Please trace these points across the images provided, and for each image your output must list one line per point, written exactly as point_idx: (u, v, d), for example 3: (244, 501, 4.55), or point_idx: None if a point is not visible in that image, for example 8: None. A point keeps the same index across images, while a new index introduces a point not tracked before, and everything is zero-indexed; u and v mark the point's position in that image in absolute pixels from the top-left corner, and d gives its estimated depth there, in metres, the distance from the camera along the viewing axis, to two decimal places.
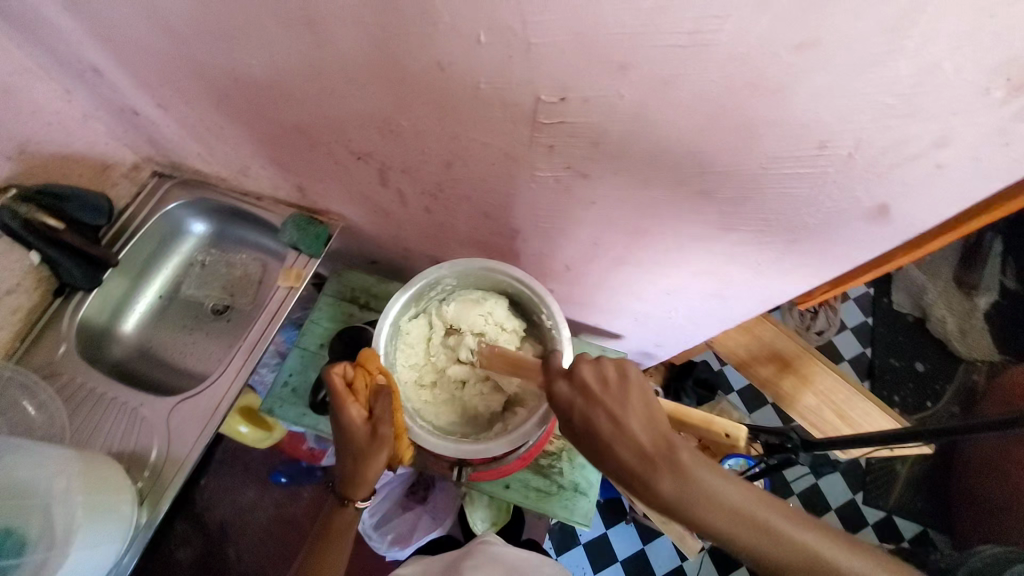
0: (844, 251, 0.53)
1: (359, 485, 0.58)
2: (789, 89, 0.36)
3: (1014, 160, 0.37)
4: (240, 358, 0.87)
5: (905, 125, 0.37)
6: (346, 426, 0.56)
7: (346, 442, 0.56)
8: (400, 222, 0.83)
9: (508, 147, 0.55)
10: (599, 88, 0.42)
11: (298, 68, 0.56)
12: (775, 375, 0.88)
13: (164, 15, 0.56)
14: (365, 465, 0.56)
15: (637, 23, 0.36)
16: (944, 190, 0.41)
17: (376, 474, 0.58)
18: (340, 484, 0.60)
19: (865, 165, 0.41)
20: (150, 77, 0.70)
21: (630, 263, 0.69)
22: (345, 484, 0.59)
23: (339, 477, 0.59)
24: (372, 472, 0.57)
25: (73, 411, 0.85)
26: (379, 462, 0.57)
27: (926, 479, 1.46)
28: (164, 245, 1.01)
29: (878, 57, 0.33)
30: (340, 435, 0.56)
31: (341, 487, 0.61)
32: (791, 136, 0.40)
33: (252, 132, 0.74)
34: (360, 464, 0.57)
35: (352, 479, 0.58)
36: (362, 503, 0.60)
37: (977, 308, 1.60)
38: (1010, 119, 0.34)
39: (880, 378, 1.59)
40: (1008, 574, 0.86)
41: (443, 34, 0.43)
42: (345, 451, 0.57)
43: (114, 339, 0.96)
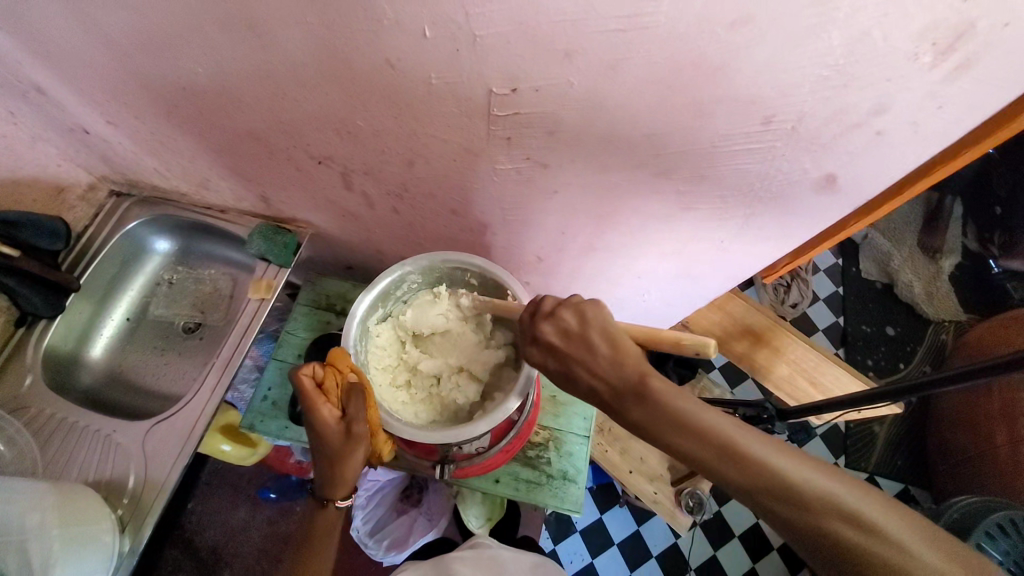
0: (801, 221, 0.54)
1: (338, 484, 0.59)
2: (731, 66, 0.37)
3: (947, 122, 0.38)
4: (214, 374, 0.86)
5: (843, 95, 0.38)
6: (319, 427, 0.55)
7: (321, 443, 0.56)
8: (369, 225, 0.83)
9: (467, 142, 0.55)
10: (548, 77, 0.43)
11: (247, 74, 0.55)
12: (750, 348, 0.90)
13: (103, 27, 0.55)
14: (341, 464, 0.57)
15: (577, 9, 0.36)
16: (886, 156, 0.42)
17: (353, 473, 0.58)
18: (319, 485, 0.60)
19: (810, 137, 0.42)
20: (95, 93, 0.68)
21: (599, 249, 0.70)
22: (324, 484, 0.60)
23: (317, 478, 0.60)
24: (349, 471, 0.58)
25: (43, 443, 0.82)
26: (356, 460, 0.58)
27: (903, 438, 1.52)
28: (127, 266, 0.98)
29: (811, 29, 0.33)
30: (314, 437, 0.56)
31: (320, 488, 0.61)
32: (738, 113, 0.41)
33: (208, 144, 0.72)
34: (337, 464, 0.57)
35: (331, 479, 0.59)
36: (342, 503, 0.61)
37: (942, 270, 1.65)
38: (939, 82, 0.35)
39: (854, 345, 1.64)
40: (984, 521, 0.92)
41: (389, 31, 0.43)
42: (320, 453, 0.57)
43: (82, 366, 0.93)
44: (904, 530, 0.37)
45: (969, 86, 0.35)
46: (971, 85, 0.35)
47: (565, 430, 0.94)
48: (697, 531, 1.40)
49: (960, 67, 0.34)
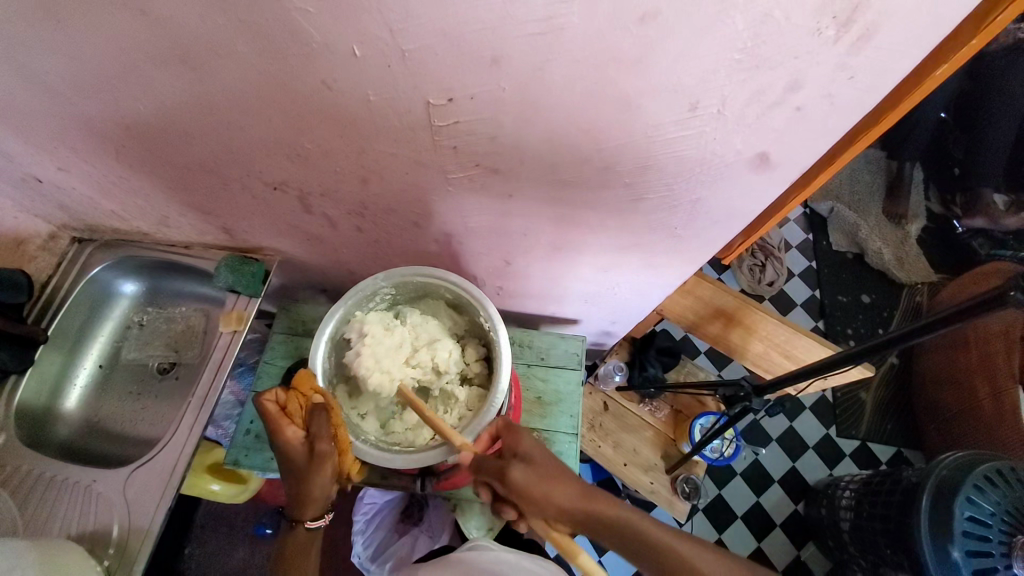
0: (747, 201, 0.56)
1: (308, 504, 0.60)
2: (650, 58, 0.38)
3: (860, 91, 0.40)
4: (192, 412, 0.85)
5: (757, 76, 0.39)
6: (285, 449, 0.56)
7: (288, 464, 0.57)
8: (335, 246, 0.83)
9: (415, 154, 0.55)
10: (480, 84, 0.44)
11: (191, 109, 0.55)
12: (723, 330, 0.94)
13: (39, 74, 0.54)
14: (308, 483, 0.58)
15: (493, 16, 0.37)
16: (811, 130, 0.44)
17: (322, 490, 0.59)
18: (288, 507, 0.61)
19: (736, 119, 0.44)
20: (43, 141, 0.67)
21: (562, 247, 0.71)
22: (294, 506, 0.61)
23: (288, 497, 0.61)
24: (317, 490, 0.59)
25: (22, 501, 0.80)
26: (323, 478, 0.58)
27: (890, 403, 1.55)
28: (95, 312, 0.96)
29: (717, 16, 0.35)
30: (281, 458, 0.57)
31: (291, 509, 0.61)
32: (665, 103, 0.43)
33: (163, 181, 0.72)
34: (304, 483, 0.58)
35: (300, 499, 0.60)
36: (311, 523, 0.61)
37: (909, 235, 1.69)
38: (844, 54, 0.37)
39: (832, 317, 1.67)
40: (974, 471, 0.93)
41: (320, 53, 0.44)
42: (289, 471, 0.58)
43: (57, 418, 0.91)
44: None
45: (874, 54, 0.37)
46: (875, 53, 0.37)
47: (553, 430, 0.94)
48: (699, 517, 1.40)
49: (862, 36, 0.36)
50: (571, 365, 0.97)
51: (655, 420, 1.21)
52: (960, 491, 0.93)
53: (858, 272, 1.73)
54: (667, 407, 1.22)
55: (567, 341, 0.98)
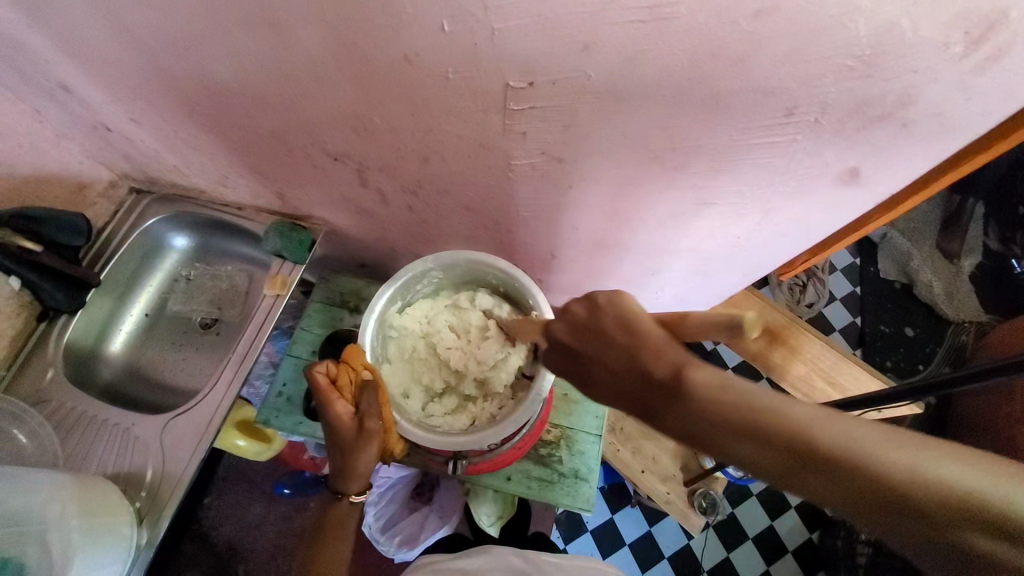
0: (820, 217, 0.53)
1: (352, 480, 0.59)
2: (754, 57, 0.37)
3: (975, 113, 0.37)
4: (230, 370, 0.87)
5: (867, 86, 0.37)
6: (335, 424, 0.56)
7: (336, 438, 0.57)
8: (383, 222, 0.83)
9: (483, 138, 0.55)
10: (566, 70, 0.43)
11: (267, 71, 0.55)
12: (766, 348, 0.86)
13: (126, 24, 0.55)
14: (353, 459, 0.57)
15: (596, 1, 0.36)
16: (911, 148, 0.42)
17: (366, 468, 0.58)
18: (332, 480, 0.61)
19: (832, 130, 0.42)
20: (120, 91, 0.69)
21: (613, 246, 0.70)
22: (340, 482, 0.61)
23: (332, 473, 0.60)
24: (362, 467, 0.58)
25: (66, 435, 0.83)
26: (369, 455, 0.57)
27: None
28: (146, 262, 0.99)
29: (835, 19, 0.33)
30: (328, 432, 0.57)
31: (334, 483, 0.62)
32: (758, 107, 0.41)
33: (227, 141, 0.73)
34: (350, 460, 0.57)
35: (345, 474, 0.59)
36: (356, 498, 0.61)
37: (962, 271, 1.61)
38: (968, 73, 0.34)
39: (871, 346, 1.61)
40: None
41: (408, 26, 0.43)
42: (335, 445, 0.58)
43: (103, 360, 0.95)
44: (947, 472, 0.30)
45: (1000, 76, 0.34)
46: (1004, 74, 0.34)
47: (577, 428, 0.94)
48: (709, 532, 1.38)
49: (991, 55, 0.33)
50: None
51: None
52: None
53: (904, 303, 1.66)
54: None
55: None
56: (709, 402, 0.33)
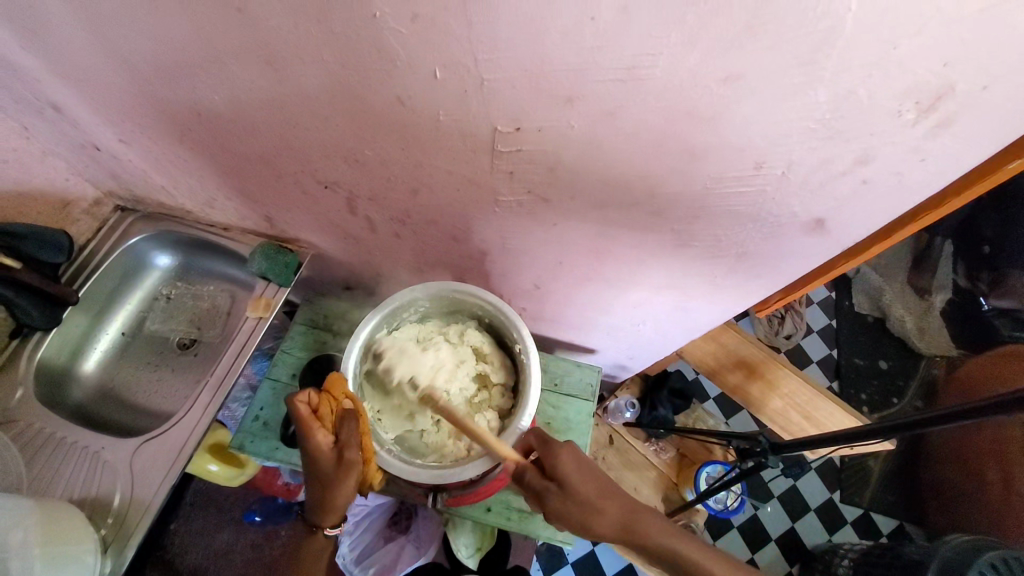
0: (790, 261, 0.56)
1: (329, 509, 0.60)
2: (725, 115, 0.39)
3: (930, 174, 0.40)
4: (207, 394, 0.85)
5: (830, 146, 0.40)
6: (314, 454, 0.56)
7: (315, 469, 0.57)
8: (370, 248, 0.84)
9: (471, 174, 0.57)
10: (551, 118, 0.45)
11: (262, 103, 0.57)
12: (743, 381, 0.92)
13: (125, 52, 0.57)
14: (333, 490, 0.57)
15: (578, 60, 0.38)
16: (872, 203, 0.44)
17: (343, 498, 0.59)
18: (308, 508, 0.62)
19: (799, 183, 0.44)
20: (112, 114, 0.70)
21: (595, 280, 0.72)
22: (315, 509, 0.61)
23: (310, 501, 0.61)
24: (339, 497, 0.59)
25: (29, 458, 0.80)
26: (347, 486, 0.58)
27: (897, 475, 1.51)
28: (126, 280, 0.98)
29: (799, 86, 0.35)
30: (308, 463, 0.56)
31: (310, 510, 0.62)
32: (729, 159, 0.43)
33: (217, 165, 0.74)
34: (327, 488, 0.58)
35: (323, 503, 0.60)
36: (331, 529, 0.62)
37: (932, 307, 1.66)
38: (922, 137, 0.37)
39: (847, 378, 1.65)
40: None
41: (401, 71, 0.45)
42: (314, 476, 0.58)
43: (75, 380, 0.92)
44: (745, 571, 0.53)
45: (951, 141, 0.37)
46: (952, 140, 0.37)
47: None
48: None
49: (941, 123, 0.36)
50: (584, 395, 0.95)
51: (659, 462, 1.19)
52: None
53: (877, 336, 1.72)
54: (673, 449, 1.20)
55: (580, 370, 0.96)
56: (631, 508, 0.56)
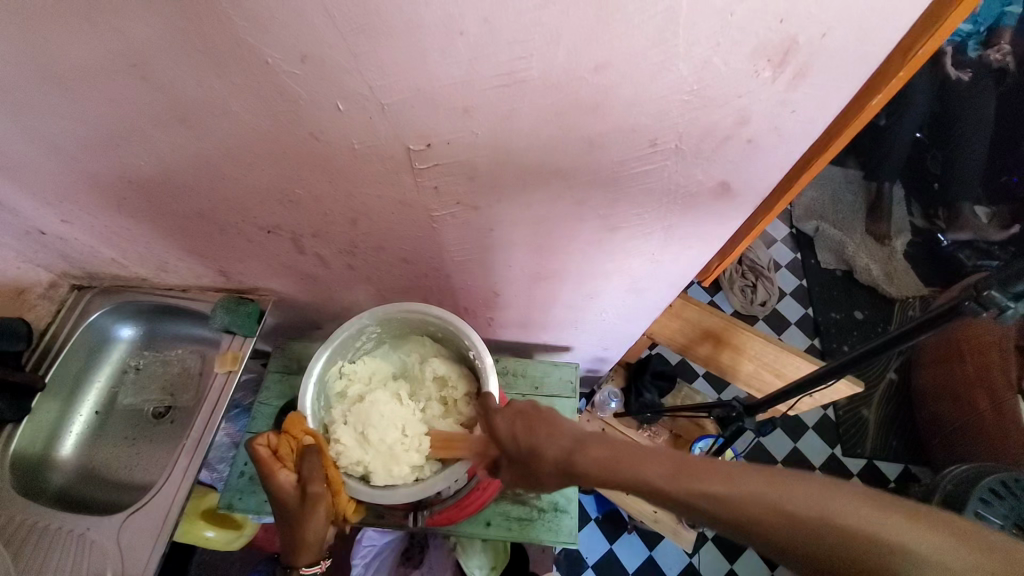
0: (715, 226, 0.59)
1: (302, 548, 0.61)
2: (607, 101, 0.42)
3: (804, 123, 0.43)
4: (186, 456, 0.84)
5: (706, 114, 0.43)
6: (278, 492, 0.59)
7: (281, 507, 0.59)
8: (328, 284, 0.85)
9: (400, 195, 0.58)
10: (455, 130, 0.47)
11: (189, 160, 0.58)
12: (713, 351, 0.95)
13: (46, 134, 0.58)
14: (303, 525, 0.59)
15: (462, 72, 0.41)
16: (764, 158, 0.47)
17: (315, 533, 0.60)
18: (284, 551, 0.62)
19: (694, 152, 0.47)
20: (47, 196, 0.70)
21: (548, 277, 0.74)
22: (290, 549, 0.62)
23: (283, 544, 0.62)
24: (310, 534, 0.60)
25: (14, 553, 0.79)
26: (317, 519, 0.60)
27: (894, 419, 1.53)
28: (92, 359, 0.97)
29: (661, 64, 0.39)
30: (274, 502, 0.59)
31: (286, 554, 0.63)
32: (627, 140, 0.46)
33: (161, 227, 0.75)
34: (298, 525, 0.59)
35: (296, 543, 0.61)
36: (307, 568, 0.62)
37: (896, 251, 1.71)
38: (784, 91, 0.40)
39: (827, 334, 1.64)
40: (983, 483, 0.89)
41: (307, 108, 0.47)
42: (283, 515, 0.60)
43: (52, 467, 0.90)
44: (830, 501, 0.42)
45: (811, 90, 0.40)
46: (812, 89, 0.40)
47: None
48: (708, 546, 1.35)
49: (797, 75, 0.39)
50: (566, 393, 0.94)
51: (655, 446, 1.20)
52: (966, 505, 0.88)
53: (848, 288, 1.72)
54: (666, 432, 1.19)
55: (542, 365, 0.96)
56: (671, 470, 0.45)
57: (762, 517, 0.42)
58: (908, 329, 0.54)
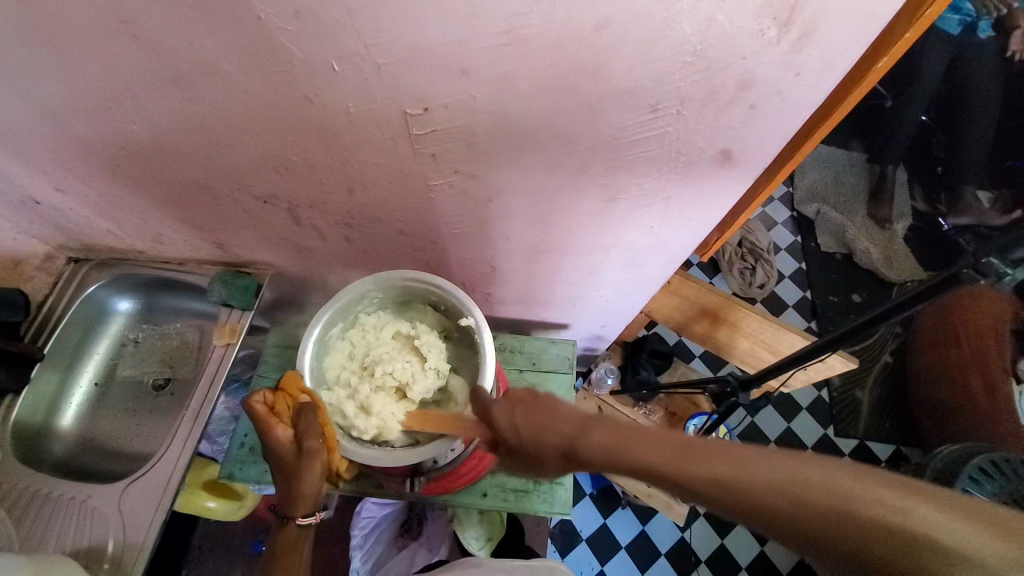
0: (715, 198, 0.58)
1: (299, 501, 0.63)
2: (609, 62, 0.41)
3: (808, 87, 0.43)
4: (186, 426, 0.85)
5: (710, 76, 0.42)
6: (275, 446, 0.60)
7: (279, 461, 0.61)
8: (325, 257, 0.84)
9: (397, 163, 0.58)
10: (452, 93, 0.46)
11: (181, 124, 0.57)
12: (710, 328, 0.96)
13: (35, 97, 0.57)
14: (298, 481, 0.61)
15: (459, 30, 0.40)
16: (769, 125, 0.47)
17: (311, 488, 0.62)
18: (281, 505, 0.65)
19: (696, 119, 0.47)
20: (39, 162, 0.69)
21: (546, 251, 0.74)
22: (285, 503, 0.64)
23: (280, 498, 0.64)
24: (307, 489, 0.63)
25: (17, 519, 0.80)
26: (313, 475, 0.61)
27: (887, 400, 1.54)
28: (91, 331, 0.97)
29: (664, 23, 0.38)
30: (271, 457, 0.61)
31: (283, 508, 0.65)
32: (628, 105, 0.46)
33: (156, 197, 0.74)
34: (294, 480, 0.61)
35: (293, 498, 0.63)
36: (304, 520, 0.65)
37: (896, 234, 1.71)
38: (788, 53, 0.40)
39: (824, 317, 1.64)
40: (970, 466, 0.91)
41: (302, 70, 0.46)
42: (278, 469, 0.62)
43: (53, 436, 0.91)
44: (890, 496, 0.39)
45: (817, 51, 0.39)
46: (817, 51, 0.39)
47: None
48: (699, 521, 1.38)
49: (803, 35, 0.38)
50: (561, 368, 0.94)
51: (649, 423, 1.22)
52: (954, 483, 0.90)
53: (847, 271, 1.72)
54: (662, 409, 1.22)
55: (540, 339, 0.97)
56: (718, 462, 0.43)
57: (819, 511, 0.39)
58: (913, 295, 0.53)
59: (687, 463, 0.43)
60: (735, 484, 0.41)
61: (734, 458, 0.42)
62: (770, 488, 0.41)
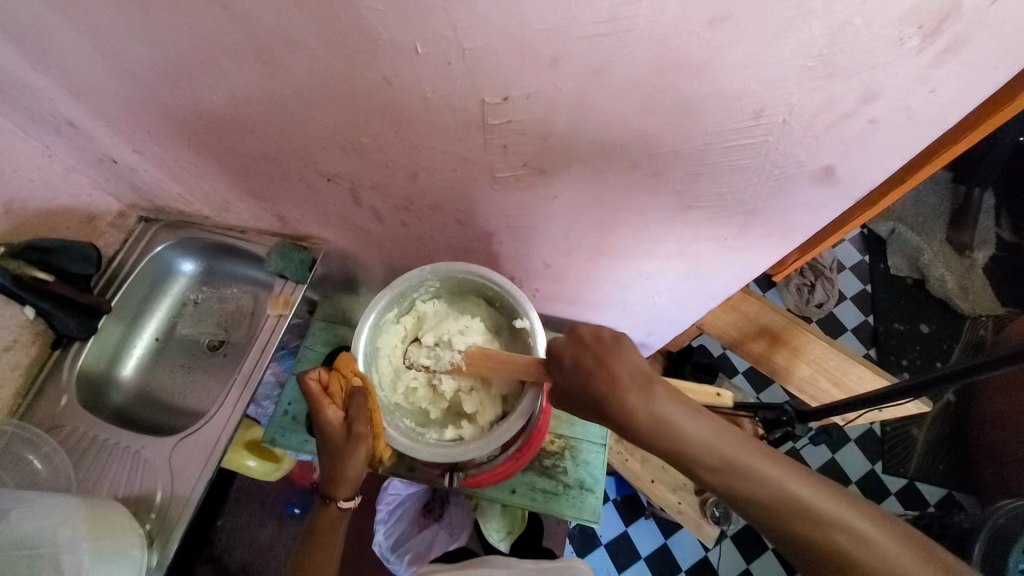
0: (802, 216, 0.54)
1: (340, 483, 0.64)
2: (716, 61, 0.38)
3: (942, 105, 0.38)
4: (236, 390, 0.88)
5: (830, 85, 0.38)
6: (324, 426, 0.61)
7: (326, 441, 0.62)
8: (378, 238, 0.84)
9: (466, 152, 0.56)
10: (537, 83, 0.44)
11: (256, 97, 0.58)
12: (768, 350, 0.90)
13: (125, 61, 0.58)
14: (343, 463, 0.62)
15: (556, 17, 0.38)
16: (884, 144, 0.42)
17: (354, 473, 0.62)
18: (323, 485, 0.66)
19: (802, 130, 0.42)
20: (122, 124, 0.72)
21: (605, 253, 0.70)
22: (327, 484, 0.65)
23: (322, 478, 0.65)
24: (350, 472, 0.63)
25: (77, 460, 0.85)
26: (356, 460, 0.62)
27: (945, 441, 1.43)
28: (155, 289, 1.02)
29: (789, 22, 0.34)
30: (320, 435, 0.62)
31: (325, 487, 0.66)
32: (727, 109, 0.42)
33: (224, 165, 0.76)
34: (339, 461, 0.62)
35: (334, 479, 0.64)
36: (344, 503, 0.65)
37: (976, 264, 1.56)
38: (928, 66, 0.35)
39: (886, 345, 1.53)
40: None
41: (385, 50, 0.45)
42: (325, 448, 0.63)
43: (114, 385, 0.97)
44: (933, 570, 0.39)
45: (961, 67, 0.35)
46: (961, 66, 0.34)
47: (581, 438, 0.90)
48: (725, 542, 1.33)
49: (948, 49, 0.33)
50: None
51: None
52: (1016, 542, 0.81)
53: (918, 299, 1.59)
54: None
55: None
56: (766, 476, 0.42)
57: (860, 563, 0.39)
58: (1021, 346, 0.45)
59: (733, 466, 0.43)
60: (779, 498, 0.42)
61: (786, 479, 0.42)
62: (811, 516, 0.41)
